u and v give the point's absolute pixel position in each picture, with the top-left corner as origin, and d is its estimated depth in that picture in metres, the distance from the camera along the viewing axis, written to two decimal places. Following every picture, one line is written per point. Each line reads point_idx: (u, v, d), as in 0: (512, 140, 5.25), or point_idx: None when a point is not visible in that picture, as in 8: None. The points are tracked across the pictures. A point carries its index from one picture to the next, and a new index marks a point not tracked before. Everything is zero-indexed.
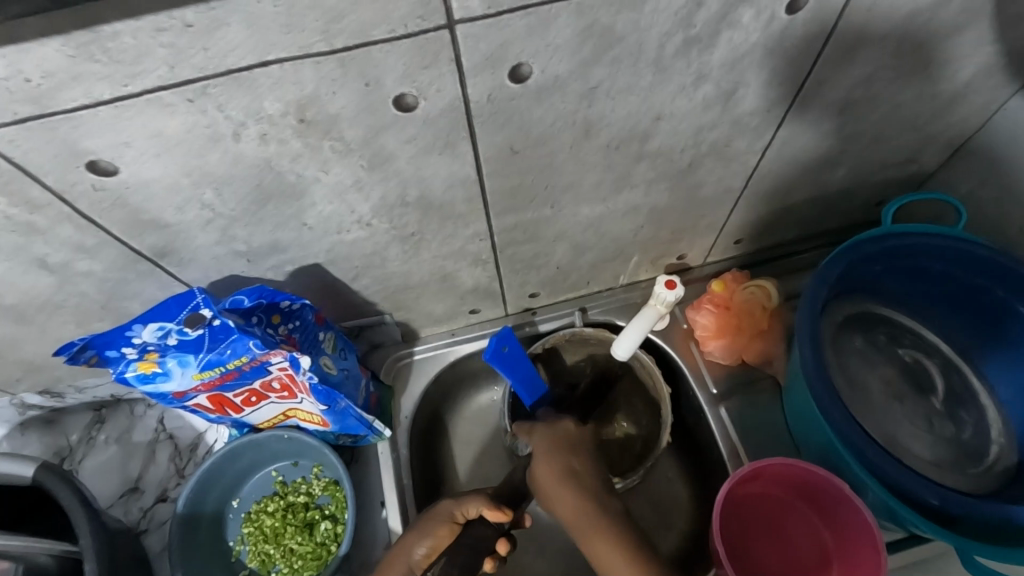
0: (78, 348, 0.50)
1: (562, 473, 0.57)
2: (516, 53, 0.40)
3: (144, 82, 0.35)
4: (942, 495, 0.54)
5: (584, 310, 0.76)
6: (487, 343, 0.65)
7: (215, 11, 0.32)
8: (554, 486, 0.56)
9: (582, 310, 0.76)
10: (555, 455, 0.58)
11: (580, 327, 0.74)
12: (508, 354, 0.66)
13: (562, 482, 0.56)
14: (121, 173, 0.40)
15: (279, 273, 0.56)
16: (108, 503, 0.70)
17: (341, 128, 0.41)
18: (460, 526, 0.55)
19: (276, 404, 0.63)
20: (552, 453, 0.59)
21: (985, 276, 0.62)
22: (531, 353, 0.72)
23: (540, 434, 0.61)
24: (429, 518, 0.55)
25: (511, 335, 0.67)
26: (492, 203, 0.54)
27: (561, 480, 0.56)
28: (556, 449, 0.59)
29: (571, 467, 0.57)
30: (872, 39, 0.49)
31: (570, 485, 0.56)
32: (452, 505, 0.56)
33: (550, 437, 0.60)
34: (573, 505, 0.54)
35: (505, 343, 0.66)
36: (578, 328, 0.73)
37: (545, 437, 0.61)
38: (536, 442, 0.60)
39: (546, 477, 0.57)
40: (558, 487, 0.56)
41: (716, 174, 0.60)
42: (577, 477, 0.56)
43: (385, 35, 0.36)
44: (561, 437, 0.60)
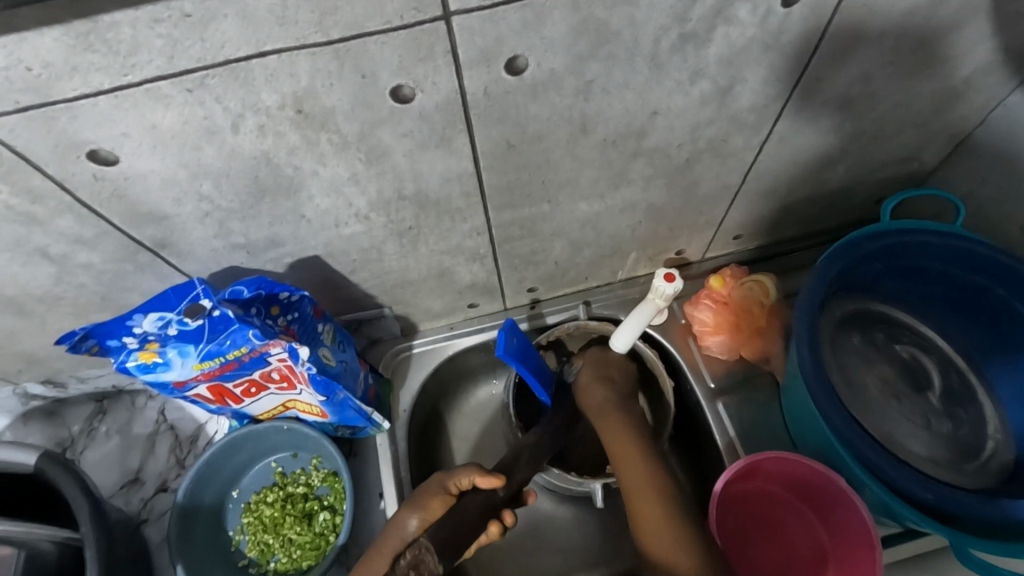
0: (79, 337, 0.50)
1: (603, 380, 0.68)
2: (511, 48, 0.40)
3: (142, 73, 0.35)
4: (939, 493, 0.54)
5: (588, 304, 0.76)
6: (497, 336, 0.64)
7: (210, 3, 0.32)
8: (591, 388, 0.67)
9: (586, 304, 0.76)
10: (601, 367, 0.69)
11: (585, 320, 0.74)
12: (516, 344, 0.65)
13: (599, 383, 0.68)
14: (120, 165, 0.41)
15: (277, 266, 0.57)
16: (109, 493, 0.71)
17: (337, 121, 0.42)
18: (455, 496, 0.56)
19: (276, 395, 0.64)
20: (597, 366, 0.69)
21: (984, 274, 0.62)
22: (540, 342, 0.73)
23: (591, 352, 0.71)
24: (421, 493, 0.56)
25: (516, 327, 0.66)
26: (489, 198, 0.54)
27: (599, 385, 0.68)
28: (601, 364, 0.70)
29: (610, 376, 0.68)
30: (869, 35, 0.49)
31: (602, 386, 0.67)
32: (444, 478, 0.57)
33: (598, 355, 0.70)
34: (602, 400, 0.66)
35: (513, 335, 0.66)
36: (583, 321, 0.74)
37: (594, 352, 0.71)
38: (585, 358, 0.71)
39: (586, 382, 0.68)
40: (593, 388, 0.68)
41: (713, 170, 0.60)
42: (611, 385, 0.68)
43: (380, 27, 0.36)
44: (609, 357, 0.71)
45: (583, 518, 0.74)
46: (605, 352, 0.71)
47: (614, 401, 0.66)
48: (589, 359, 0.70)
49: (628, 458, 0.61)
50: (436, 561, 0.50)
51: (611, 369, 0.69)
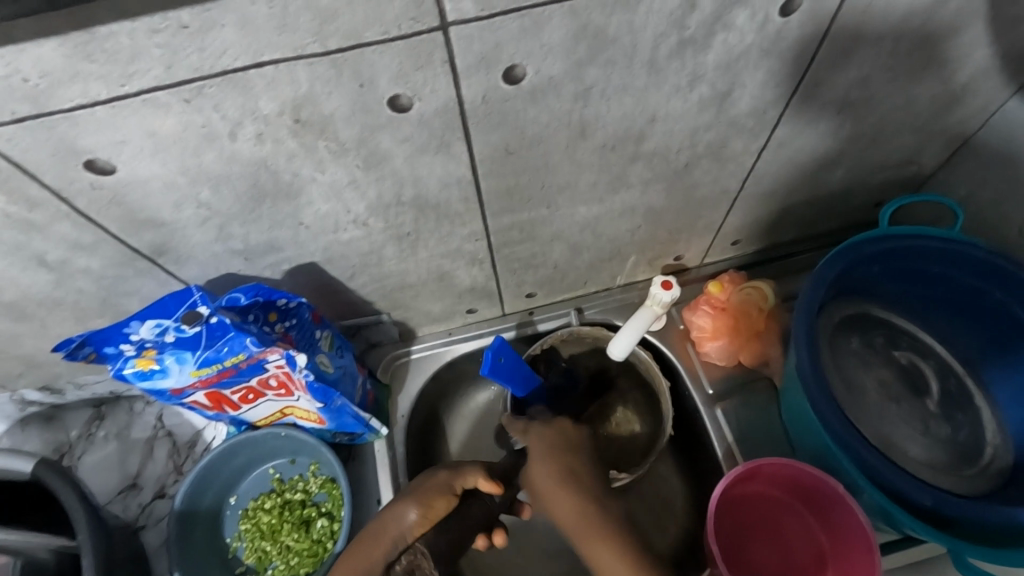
0: (76, 345, 0.50)
1: (562, 474, 0.57)
2: (509, 55, 0.40)
3: (140, 82, 0.35)
4: (937, 497, 0.54)
5: (580, 310, 0.77)
6: (483, 355, 0.64)
7: (208, 13, 0.32)
8: (552, 489, 0.56)
9: (578, 310, 0.76)
10: (552, 453, 0.59)
11: (577, 326, 0.74)
12: (503, 364, 0.65)
13: (561, 483, 0.56)
14: (118, 172, 0.41)
15: (276, 272, 0.57)
16: (106, 499, 0.70)
17: (336, 128, 0.42)
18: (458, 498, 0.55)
19: (274, 401, 0.64)
20: (553, 452, 0.59)
21: (983, 278, 0.62)
22: (530, 354, 0.73)
23: (537, 432, 0.61)
24: (425, 487, 0.55)
25: (506, 346, 0.66)
26: (489, 202, 0.54)
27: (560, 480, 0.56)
28: (554, 448, 0.59)
29: (571, 468, 0.57)
30: (867, 41, 0.49)
31: (569, 490, 0.55)
32: (450, 476, 0.56)
33: (550, 434, 0.61)
34: (572, 509, 0.54)
35: (501, 354, 0.66)
36: (576, 327, 0.74)
37: (541, 435, 0.61)
38: (534, 439, 0.60)
39: (545, 483, 0.57)
40: (556, 487, 0.56)
41: (712, 175, 0.60)
42: (575, 477, 0.57)
43: (379, 36, 0.36)
44: (560, 438, 0.61)
45: None
46: (556, 432, 0.61)
47: (592, 506, 0.54)
48: (536, 440, 0.61)
49: None
50: (432, 567, 0.51)
51: (567, 450, 0.59)
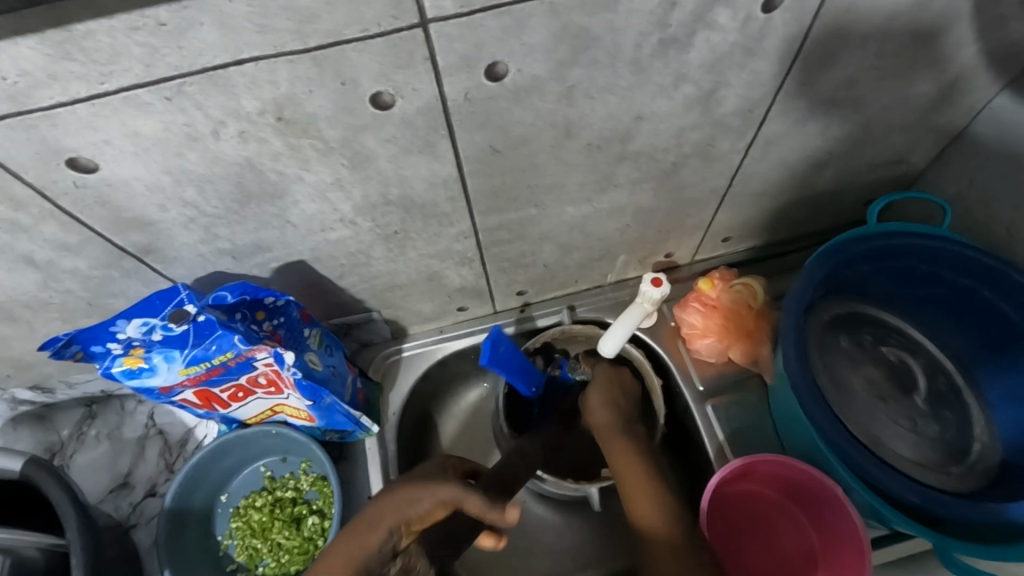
0: (63, 343, 0.50)
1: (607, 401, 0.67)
2: (491, 54, 0.40)
3: (119, 81, 0.35)
4: (924, 495, 0.54)
5: (572, 308, 0.76)
6: (483, 344, 0.64)
7: (186, 11, 0.32)
8: (598, 406, 0.67)
9: (570, 307, 0.76)
10: (608, 387, 0.69)
11: (569, 324, 0.74)
12: (503, 352, 0.65)
13: (606, 406, 0.67)
14: (101, 172, 0.41)
15: (264, 271, 0.57)
16: (98, 499, 0.70)
17: (319, 127, 0.42)
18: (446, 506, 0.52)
19: (263, 400, 0.64)
20: (605, 385, 0.69)
21: (970, 276, 0.63)
22: (530, 347, 0.73)
23: (602, 368, 0.70)
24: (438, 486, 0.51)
25: (505, 334, 0.66)
26: (475, 202, 0.54)
27: (604, 405, 0.67)
28: (610, 384, 0.69)
29: (615, 400, 0.68)
30: (850, 40, 0.49)
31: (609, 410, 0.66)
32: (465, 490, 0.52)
33: (609, 373, 0.70)
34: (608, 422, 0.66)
35: (500, 342, 0.66)
36: (567, 325, 0.74)
37: (605, 370, 0.70)
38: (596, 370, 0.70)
39: (595, 403, 0.67)
40: (602, 407, 0.67)
41: (699, 174, 0.60)
42: (616, 406, 0.67)
43: (358, 35, 0.36)
44: (617, 380, 0.70)
45: (573, 521, 0.75)
46: (618, 371, 0.71)
47: (621, 428, 0.65)
48: (599, 374, 0.70)
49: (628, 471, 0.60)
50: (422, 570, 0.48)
51: (617, 388, 0.69)
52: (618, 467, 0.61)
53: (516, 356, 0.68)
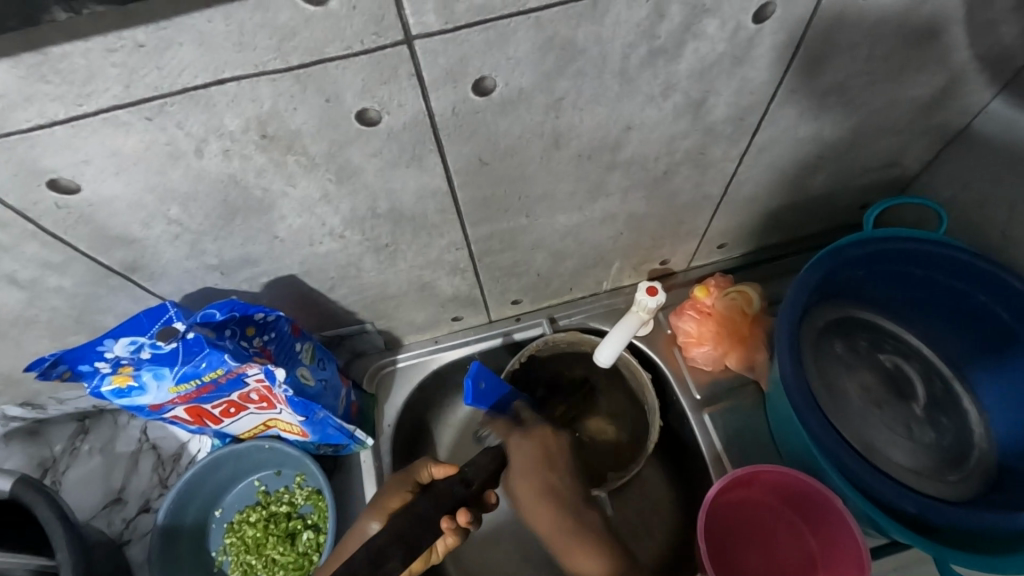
0: (49, 363, 0.50)
1: (541, 491, 0.62)
2: (477, 67, 0.40)
3: (98, 101, 0.35)
4: (920, 503, 0.54)
5: (553, 319, 0.76)
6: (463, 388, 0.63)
7: (164, 31, 0.32)
8: (531, 501, 0.62)
9: (551, 319, 0.76)
10: (531, 465, 0.63)
11: (550, 335, 0.74)
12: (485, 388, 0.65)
13: (542, 501, 0.62)
14: (83, 191, 0.40)
15: (254, 285, 0.56)
16: (90, 515, 0.70)
17: (304, 143, 0.41)
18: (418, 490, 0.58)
19: (256, 414, 0.63)
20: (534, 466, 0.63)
21: (966, 281, 0.62)
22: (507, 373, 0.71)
23: (521, 445, 0.63)
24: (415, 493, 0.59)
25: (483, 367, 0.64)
26: (465, 213, 0.54)
27: (537, 495, 0.62)
28: (531, 462, 0.63)
29: (550, 485, 0.62)
30: (841, 47, 0.49)
31: (548, 503, 0.61)
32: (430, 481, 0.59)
33: (525, 451, 0.63)
34: (547, 514, 0.61)
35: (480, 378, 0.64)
36: (549, 336, 0.73)
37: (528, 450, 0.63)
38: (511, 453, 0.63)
39: (526, 497, 0.62)
40: (535, 501, 0.62)
41: (691, 181, 0.60)
42: (555, 496, 0.62)
43: (342, 51, 0.36)
44: (538, 449, 0.64)
45: None
46: (533, 444, 0.64)
47: (562, 513, 0.61)
48: (517, 454, 0.63)
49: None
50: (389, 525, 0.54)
51: (542, 463, 0.63)
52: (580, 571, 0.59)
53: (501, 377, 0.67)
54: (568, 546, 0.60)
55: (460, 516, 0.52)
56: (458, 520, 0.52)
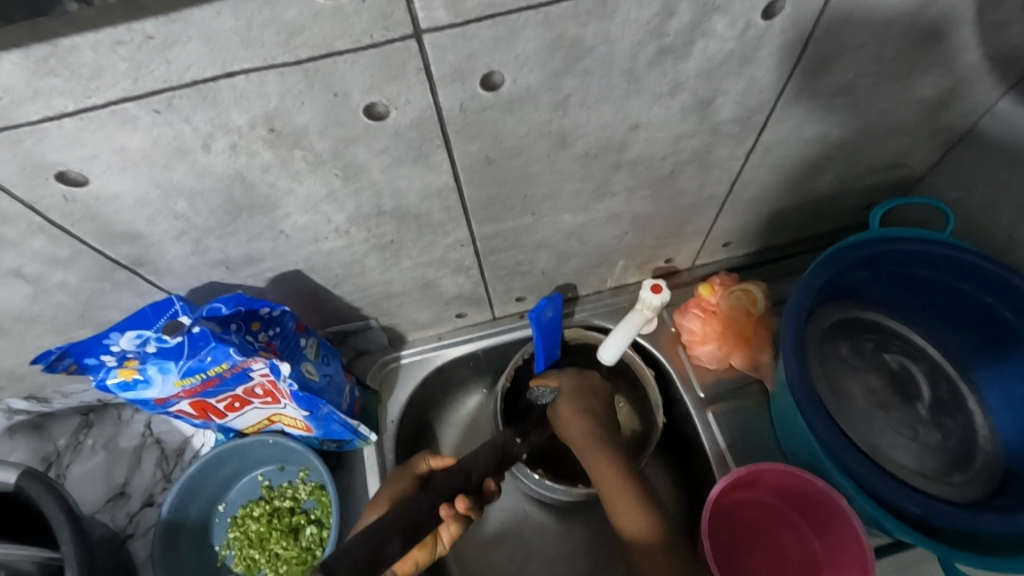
0: (55, 356, 0.50)
1: (579, 411, 0.66)
2: (484, 64, 0.39)
3: (106, 95, 0.35)
4: (925, 504, 0.54)
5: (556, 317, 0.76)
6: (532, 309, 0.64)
7: (173, 25, 0.32)
8: (572, 420, 0.65)
9: None
10: (580, 394, 0.67)
11: None
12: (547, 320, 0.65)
13: (579, 417, 0.66)
14: (89, 185, 0.40)
15: (259, 281, 0.56)
16: (94, 509, 0.70)
17: (310, 139, 0.41)
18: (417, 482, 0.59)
19: (260, 409, 0.63)
20: (574, 394, 0.67)
21: (972, 282, 0.62)
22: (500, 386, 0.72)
23: (569, 376, 0.69)
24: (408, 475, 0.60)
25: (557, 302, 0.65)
26: (470, 211, 0.53)
27: (580, 419, 0.65)
28: (579, 392, 0.67)
29: (588, 407, 0.66)
30: (850, 46, 0.49)
31: (583, 420, 0.65)
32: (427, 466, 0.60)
33: (578, 383, 0.68)
34: (584, 437, 0.65)
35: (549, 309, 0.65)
36: None
37: (573, 379, 0.68)
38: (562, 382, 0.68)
39: (568, 421, 0.66)
40: (577, 422, 0.65)
41: (697, 181, 0.59)
42: (590, 416, 0.66)
43: (350, 46, 0.35)
44: (587, 386, 0.69)
45: (573, 529, 0.74)
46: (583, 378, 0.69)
47: (600, 438, 0.64)
48: (567, 385, 0.68)
49: (614, 489, 0.61)
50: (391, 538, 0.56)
51: (589, 394, 0.68)
52: (604, 484, 0.62)
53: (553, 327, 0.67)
54: (600, 462, 0.63)
55: (458, 503, 0.51)
56: (457, 507, 0.51)
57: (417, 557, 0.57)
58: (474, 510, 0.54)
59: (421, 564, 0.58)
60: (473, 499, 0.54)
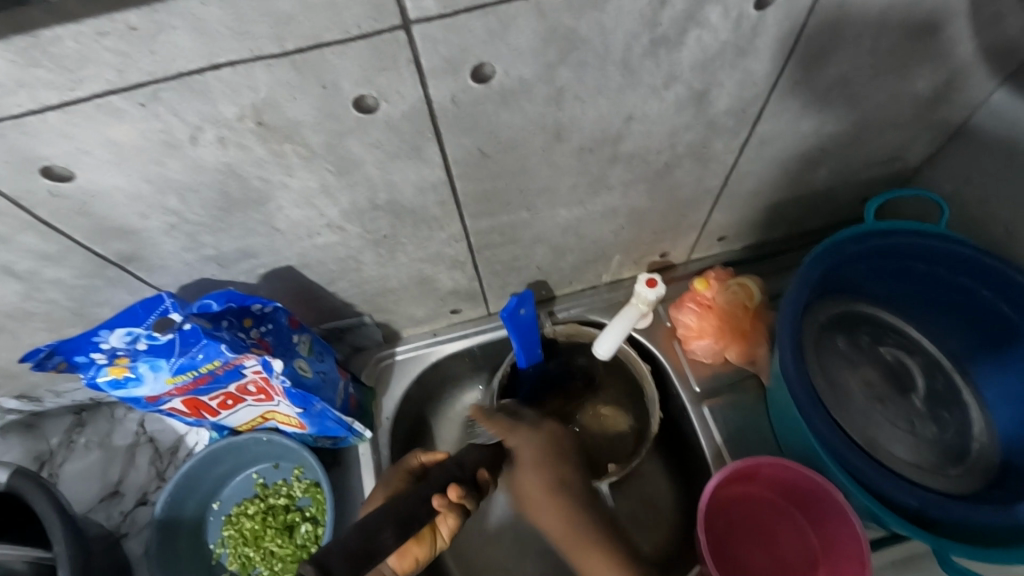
0: (44, 354, 0.49)
1: (551, 486, 0.59)
2: (476, 55, 0.39)
3: (91, 87, 0.34)
4: (923, 498, 0.54)
5: (551, 312, 0.76)
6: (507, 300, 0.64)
7: (157, 15, 0.31)
8: (544, 498, 0.58)
9: (549, 312, 0.76)
10: (543, 464, 0.60)
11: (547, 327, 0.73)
12: (521, 316, 0.65)
13: (550, 493, 0.58)
14: (77, 180, 0.40)
15: (251, 277, 0.56)
16: (88, 508, 0.69)
17: (302, 133, 0.41)
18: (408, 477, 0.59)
19: (254, 407, 0.63)
20: (538, 465, 0.60)
21: (968, 274, 0.62)
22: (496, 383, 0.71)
23: (527, 440, 0.61)
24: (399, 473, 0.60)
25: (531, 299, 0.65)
26: (465, 206, 0.53)
27: (552, 494, 0.59)
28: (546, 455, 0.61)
29: (558, 481, 0.59)
30: (845, 37, 0.48)
31: (557, 501, 0.58)
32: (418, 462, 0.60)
33: (539, 448, 0.61)
34: (560, 519, 0.58)
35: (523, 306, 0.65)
36: (547, 328, 0.73)
37: (534, 446, 0.61)
38: (523, 449, 0.60)
39: (538, 498, 0.59)
40: (549, 501, 0.58)
41: (693, 175, 0.59)
42: (564, 492, 0.59)
43: (339, 37, 0.35)
44: (550, 446, 0.62)
45: None
46: (545, 440, 0.61)
47: (579, 516, 0.57)
48: (526, 453, 0.60)
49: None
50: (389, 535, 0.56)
51: (557, 461, 0.60)
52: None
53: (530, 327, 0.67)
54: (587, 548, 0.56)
55: (450, 491, 0.51)
56: (450, 495, 0.51)
57: (415, 553, 0.56)
58: (469, 502, 0.53)
59: (421, 559, 0.57)
60: (467, 489, 0.54)
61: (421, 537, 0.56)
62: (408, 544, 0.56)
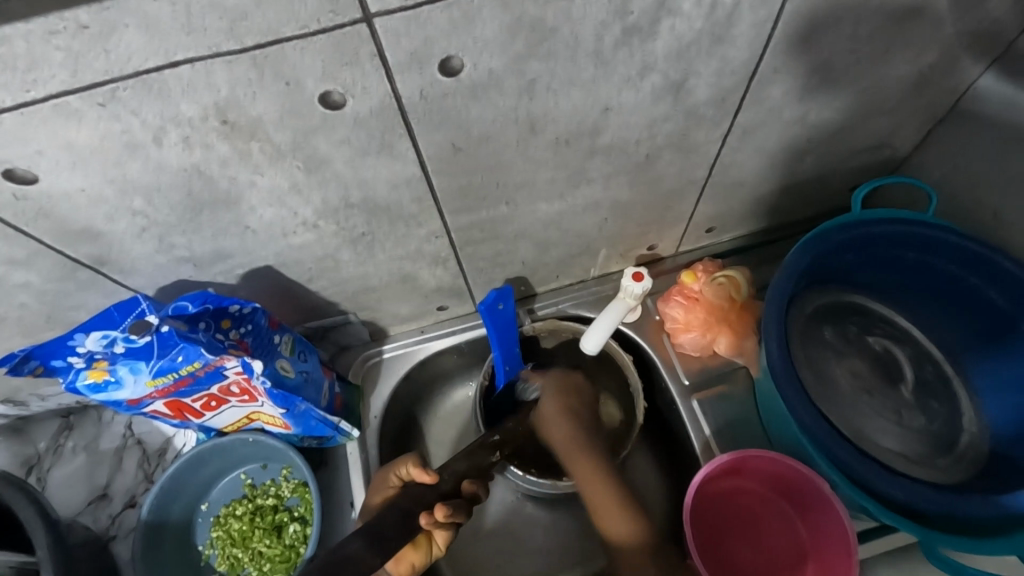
0: (19, 359, 0.48)
1: (565, 410, 0.67)
2: (442, 48, 0.38)
3: (46, 87, 0.33)
4: (907, 490, 0.53)
5: (532, 310, 0.75)
6: (486, 295, 0.63)
7: (107, 12, 0.31)
8: (557, 422, 0.66)
9: (528, 311, 0.75)
10: (562, 398, 0.67)
11: (528, 327, 0.73)
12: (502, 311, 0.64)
13: (563, 416, 0.66)
14: (40, 183, 0.39)
15: (229, 278, 0.55)
16: (76, 512, 0.69)
17: (267, 130, 0.40)
18: (399, 487, 0.59)
19: (238, 408, 0.62)
20: (557, 393, 0.68)
21: (955, 263, 0.62)
22: (482, 380, 0.71)
23: (553, 376, 0.69)
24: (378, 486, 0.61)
25: (508, 292, 0.64)
26: (443, 202, 0.52)
27: (563, 420, 0.66)
28: (563, 392, 0.68)
29: (574, 409, 0.67)
30: (824, 22, 0.47)
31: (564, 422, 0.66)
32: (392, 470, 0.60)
33: (560, 380, 0.69)
34: (569, 442, 0.65)
35: (502, 300, 0.64)
36: (527, 326, 0.73)
37: (556, 379, 0.69)
38: (547, 382, 0.69)
39: (552, 421, 0.66)
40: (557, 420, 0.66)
41: (676, 165, 0.58)
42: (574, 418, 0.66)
43: (297, 32, 0.34)
44: (570, 386, 0.69)
45: (560, 520, 0.74)
46: (566, 378, 0.69)
47: (583, 440, 0.65)
48: (550, 382, 0.69)
49: (590, 488, 0.61)
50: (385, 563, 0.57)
51: (574, 395, 0.68)
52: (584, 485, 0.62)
53: (509, 323, 0.67)
54: (581, 461, 0.63)
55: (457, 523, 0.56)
56: (436, 515, 0.53)
57: (412, 559, 0.57)
58: (460, 516, 0.55)
59: (418, 566, 0.57)
60: (455, 503, 0.56)
61: (417, 542, 0.57)
62: (405, 550, 0.57)
